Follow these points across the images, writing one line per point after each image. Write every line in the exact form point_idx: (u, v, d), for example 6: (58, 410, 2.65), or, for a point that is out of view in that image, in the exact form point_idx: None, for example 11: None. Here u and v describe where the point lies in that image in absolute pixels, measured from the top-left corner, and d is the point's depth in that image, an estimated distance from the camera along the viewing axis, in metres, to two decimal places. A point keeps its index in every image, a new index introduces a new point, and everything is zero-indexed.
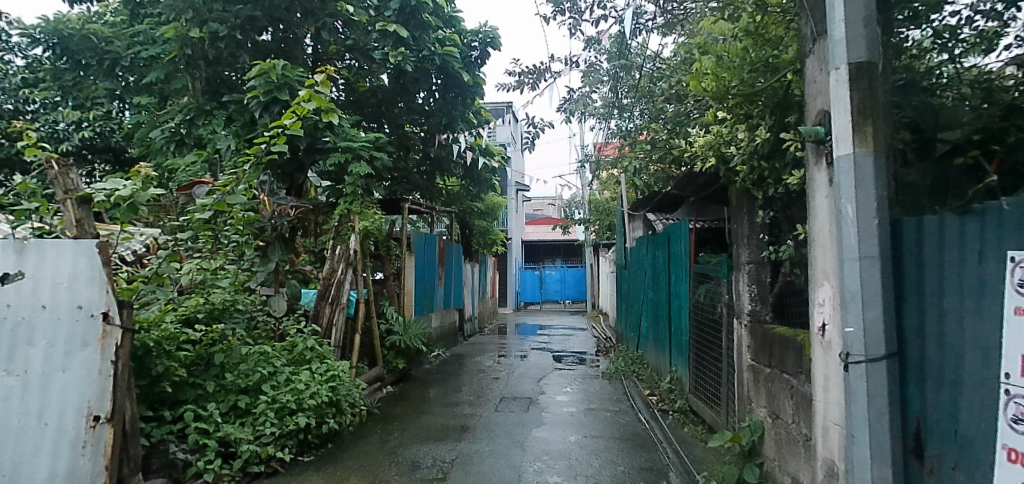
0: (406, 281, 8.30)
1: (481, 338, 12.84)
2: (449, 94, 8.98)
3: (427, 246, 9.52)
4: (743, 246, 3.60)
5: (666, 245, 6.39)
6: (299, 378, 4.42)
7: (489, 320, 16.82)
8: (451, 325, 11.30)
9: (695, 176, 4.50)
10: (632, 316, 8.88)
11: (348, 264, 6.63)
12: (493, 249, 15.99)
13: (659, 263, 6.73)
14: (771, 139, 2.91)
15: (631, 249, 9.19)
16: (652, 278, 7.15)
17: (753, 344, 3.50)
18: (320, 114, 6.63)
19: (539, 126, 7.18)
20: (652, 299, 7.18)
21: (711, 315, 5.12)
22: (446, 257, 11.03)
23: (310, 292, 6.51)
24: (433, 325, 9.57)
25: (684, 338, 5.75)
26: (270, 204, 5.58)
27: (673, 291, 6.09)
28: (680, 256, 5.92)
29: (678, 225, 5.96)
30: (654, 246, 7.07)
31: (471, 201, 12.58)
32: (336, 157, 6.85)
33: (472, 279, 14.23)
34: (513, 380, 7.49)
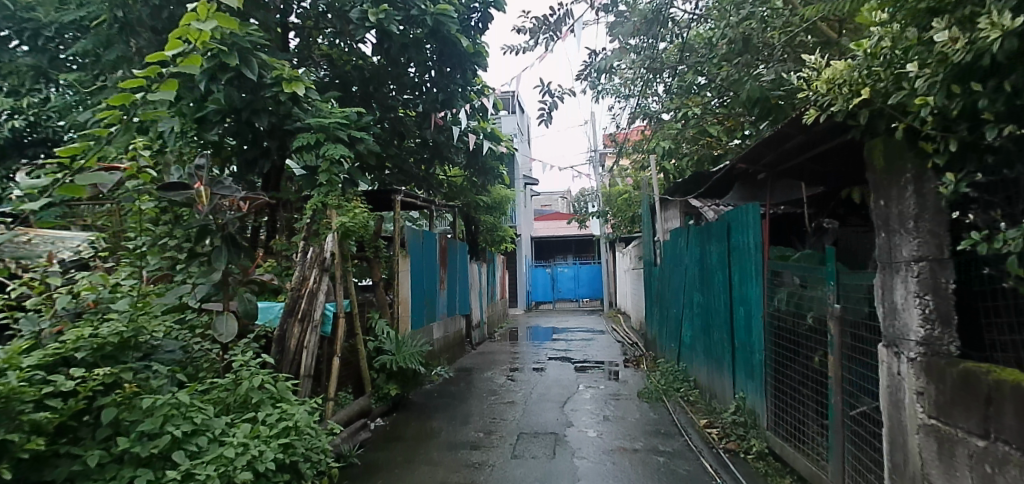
0: (400, 288, 7.00)
1: (491, 346, 11.53)
2: (446, 68, 7.65)
3: (427, 246, 8.19)
4: (906, 234, 2.27)
5: (723, 237, 4.99)
6: (234, 438, 3.18)
7: (498, 324, 15.50)
8: (456, 334, 9.98)
9: (790, 133, 3.16)
10: (667, 322, 7.53)
11: (323, 270, 5.36)
12: (502, 247, 14.66)
13: (713, 257, 5.33)
14: (1017, 33, 1.58)
15: (665, 241, 7.80)
16: (702, 277, 5.76)
17: (935, 393, 2.14)
18: (283, 84, 5.37)
19: (557, 96, 5.78)
20: (702, 303, 5.80)
21: (804, 325, 3.83)
22: (450, 257, 9.66)
23: (274, 307, 5.23)
24: (434, 337, 8.28)
25: (756, 358, 4.39)
26: (209, 196, 4.24)
27: (737, 295, 4.71)
28: (746, 249, 4.52)
29: (741, 210, 4.56)
30: (703, 236, 5.68)
31: (477, 194, 11.25)
32: (305, 139, 5.60)
33: (480, 280, 12.95)
34: (532, 406, 6.16)
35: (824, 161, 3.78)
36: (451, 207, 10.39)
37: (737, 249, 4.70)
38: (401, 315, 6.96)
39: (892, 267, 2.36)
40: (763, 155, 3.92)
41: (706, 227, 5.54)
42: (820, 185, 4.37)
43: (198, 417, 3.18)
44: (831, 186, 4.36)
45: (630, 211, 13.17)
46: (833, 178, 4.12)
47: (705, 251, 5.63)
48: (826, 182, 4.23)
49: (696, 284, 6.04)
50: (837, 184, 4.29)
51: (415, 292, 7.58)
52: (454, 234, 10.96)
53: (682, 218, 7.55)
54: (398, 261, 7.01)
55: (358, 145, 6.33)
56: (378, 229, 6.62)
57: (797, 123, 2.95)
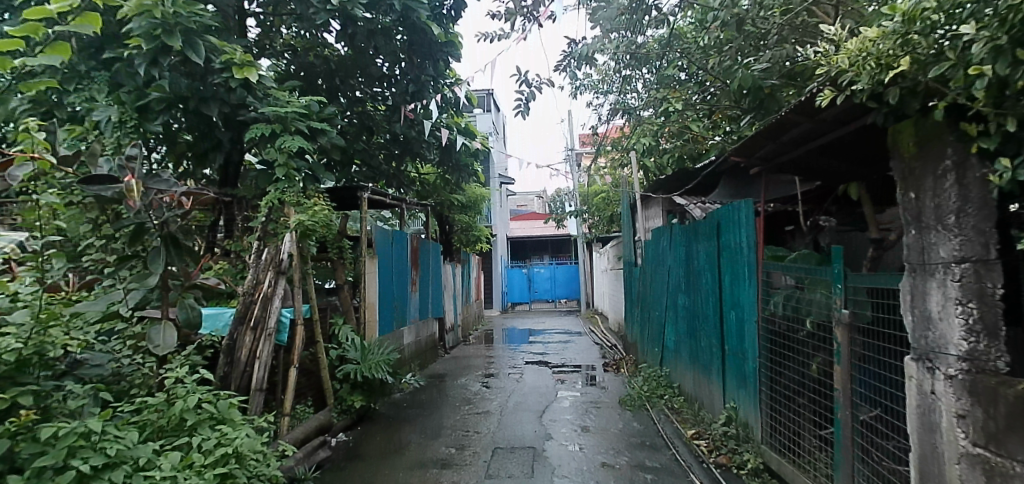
0: (367, 291, 6.53)
1: (466, 350, 11.12)
2: (416, 57, 7.20)
3: (397, 247, 7.72)
4: (946, 231, 1.95)
5: (713, 235, 4.67)
6: (158, 472, 2.66)
7: (474, 326, 15.10)
8: (429, 338, 9.54)
9: (796, 119, 2.84)
10: (649, 325, 7.23)
11: (278, 273, 4.87)
12: (477, 248, 14.24)
13: (701, 257, 5.01)
14: None
15: (647, 241, 7.49)
16: (688, 278, 5.44)
17: (983, 417, 1.81)
18: (232, 69, 4.84)
19: (535, 86, 5.41)
20: (687, 306, 5.48)
21: (805, 332, 3.53)
22: (422, 257, 9.21)
23: (223, 315, 4.74)
24: (405, 343, 7.83)
25: (750, 366, 4.08)
26: (142, 190, 3.71)
27: (727, 297, 4.40)
28: (739, 249, 4.21)
29: (733, 207, 4.24)
30: (689, 235, 5.37)
31: (451, 192, 10.81)
32: (258, 129, 5.07)
33: (455, 282, 12.54)
34: (509, 416, 5.77)
35: (825, 153, 3.50)
36: (424, 206, 9.92)
37: (728, 249, 4.38)
38: (368, 320, 6.49)
39: (926, 269, 2.04)
40: (759, 147, 3.63)
41: (693, 225, 5.22)
42: (817, 180, 4.09)
43: (113, 448, 2.62)
44: (829, 181, 4.09)
45: (609, 210, 12.86)
46: (832, 173, 3.85)
47: (692, 251, 5.31)
48: (824, 177, 3.96)
49: (681, 286, 5.73)
50: (835, 179, 4.02)
51: (384, 297, 7.12)
52: (427, 234, 10.50)
53: (665, 216, 7.25)
54: (365, 262, 6.54)
55: (321, 138, 5.84)
56: (342, 228, 6.15)
57: (806, 108, 2.64)
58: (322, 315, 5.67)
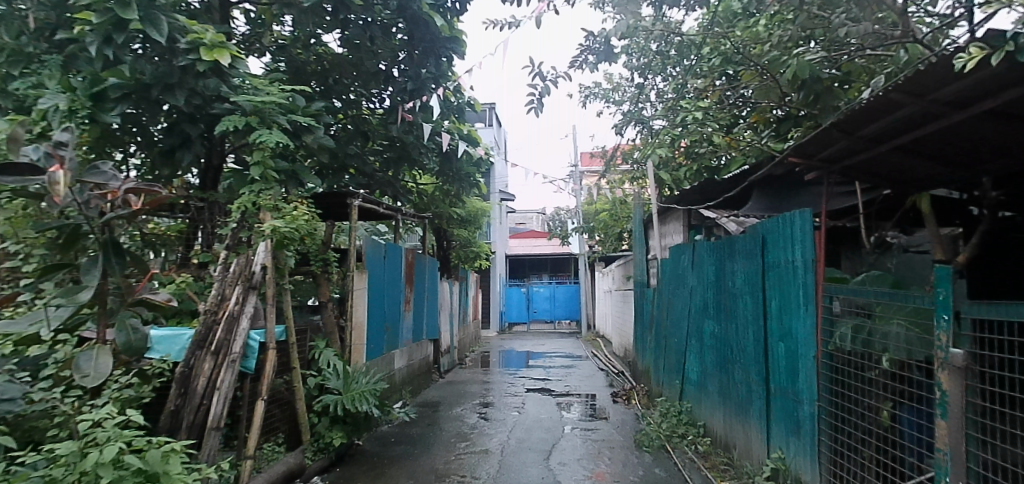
0: (355, 310, 5.83)
1: (462, 374, 10.39)
2: (416, 52, 6.66)
3: (390, 263, 7.03)
4: None
5: (754, 252, 4.02)
6: None
7: (470, 348, 14.37)
8: (422, 361, 8.82)
9: (893, 97, 2.24)
10: (665, 352, 6.55)
11: (248, 287, 4.21)
12: (476, 264, 13.54)
13: (737, 278, 4.34)
14: None
15: (665, 260, 6.85)
16: (717, 302, 4.78)
17: None
18: (200, 50, 4.26)
19: (550, 80, 4.77)
20: (717, 332, 4.80)
21: (878, 371, 2.87)
22: (418, 273, 8.53)
23: (182, 338, 4.05)
24: (396, 367, 7.11)
25: (804, 411, 3.39)
26: (69, 183, 3.02)
27: (774, 326, 3.72)
28: (791, 267, 3.55)
29: (785, 218, 3.59)
30: (721, 253, 4.71)
31: (450, 203, 10.19)
32: (233, 120, 4.43)
33: (452, 300, 11.84)
34: (511, 457, 5.05)
35: (905, 153, 2.92)
36: (421, 218, 9.25)
37: (776, 268, 3.72)
38: (355, 343, 5.77)
39: None
40: (823, 149, 3.05)
41: (726, 241, 4.57)
42: (884, 188, 3.50)
43: None
44: (898, 188, 3.50)
45: (616, 228, 12.24)
46: (905, 177, 3.26)
47: (724, 271, 4.65)
48: (894, 183, 3.37)
49: (708, 310, 5.05)
50: (906, 186, 3.43)
51: (375, 317, 6.41)
52: (424, 249, 9.81)
53: (686, 232, 6.61)
54: (354, 278, 5.85)
55: (306, 136, 5.22)
56: (328, 238, 5.48)
57: (912, 80, 2.05)
58: (300, 336, 4.97)
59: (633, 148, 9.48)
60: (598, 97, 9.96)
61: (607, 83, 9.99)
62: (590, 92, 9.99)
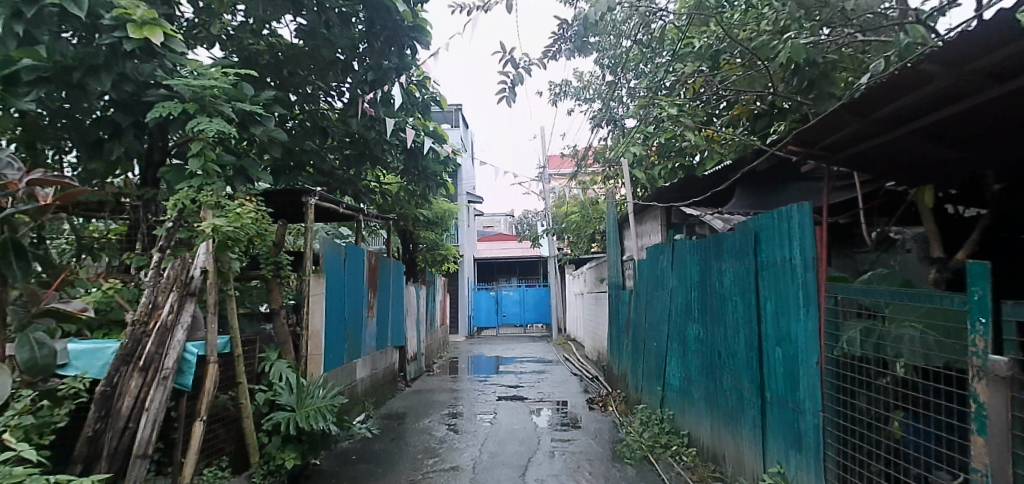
0: (311, 317, 5.33)
1: (429, 383, 9.91)
2: (378, 42, 6.12)
3: (351, 266, 6.54)
4: None
5: (745, 250, 3.75)
6: None
7: (437, 354, 13.86)
8: (386, 371, 8.31)
9: (921, 70, 1.99)
10: (644, 357, 6.26)
11: (185, 295, 3.69)
12: (443, 268, 13.07)
13: (725, 278, 4.06)
14: None
15: (642, 260, 6.56)
16: (703, 304, 4.50)
17: None
18: (128, 28, 3.74)
19: (523, 67, 4.38)
20: (703, 335, 4.53)
21: (892, 379, 2.59)
22: (381, 276, 8.04)
23: (105, 351, 3.49)
24: (358, 377, 6.61)
25: (807, 422, 3.11)
26: None
27: (771, 330, 3.44)
28: (789, 266, 3.27)
29: (782, 213, 3.31)
30: (706, 252, 4.43)
31: (415, 203, 9.72)
32: (169, 106, 3.91)
33: (418, 305, 11.35)
34: (484, 475, 4.63)
35: (920, 136, 2.68)
36: (385, 219, 8.74)
37: (772, 267, 3.45)
38: (312, 354, 5.27)
39: None
40: (831, 135, 2.78)
41: (712, 239, 4.30)
42: (886, 177, 3.26)
43: None
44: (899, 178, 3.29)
45: (588, 230, 11.97)
46: (911, 163, 3.03)
47: (709, 271, 4.37)
48: (899, 171, 3.14)
49: (692, 313, 4.78)
50: (909, 174, 3.20)
51: (334, 324, 5.93)
52: (388, 252, 9.31)
53: (665, 231, 6.34)
54: (310, 284, 5.33)
55: (254, 127, 4.71)
56: (280, 240, 4.97)
57: (950, 48, 1.79)
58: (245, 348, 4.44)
59: (606, 148, 9.20)
60: (569, 94, 9.65)
61: (578, 80, 9.69)
62: (561, 89, 9.69)
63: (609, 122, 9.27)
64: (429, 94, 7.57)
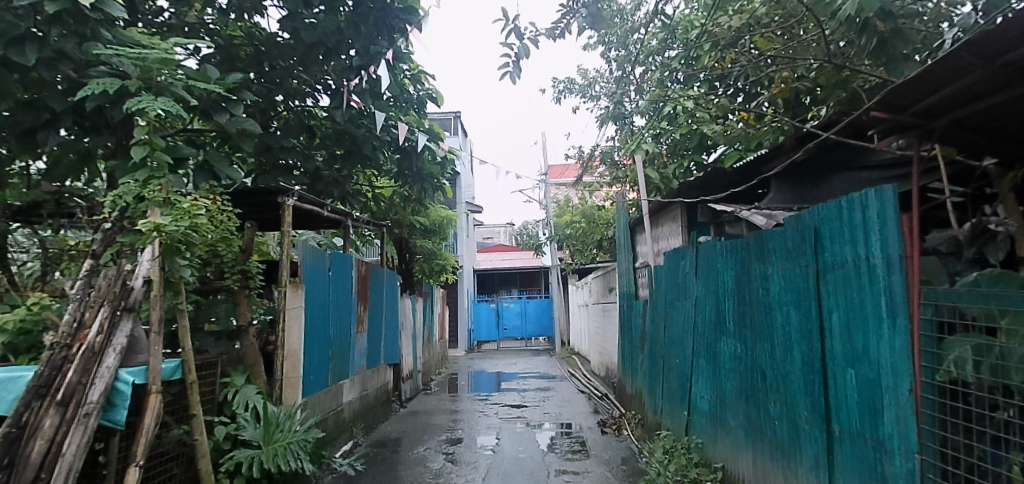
0: (289, 334, 4.67)
1: (426, 402, 9.23)
2: (367, 26, 5.40)
3: (337, 276, 5.87)
4: None
5: (800, 250, 3.09)
6: None
7: (436, 371, 13.17)
8: (380, 391, 7.65)
9: None
10: (664, 375, 5.58)
11: (121, 310, 3.03)
12: (441, 279, 12.42)
13: (771, 285, 3.42)
14: None
15: (661, 267, 5.91)
16: (740, 315, 3.86)
17: None
18: None
19: (528, 39, 3.78)
20: (741, 353, 3.88)
21: (1016, 413, 1.91)
22: (374, 288, 7.39)
23: (19, 381, 2.82)
24: (345, 401, 5.95)
25: (894, 467, 2.43)
26: None
27: (841, 348, 2.77)
28: (863, 267, 2.61)
29: (855, 202, 2.65)
30: (745, 255, 3.78)
31: (411, 209, 9.12)
32: (104, 82, 3.32)
33: (415, 319, 10.68)
34: None
35: None
36: (378, 226, 8.12)
37: (838, 269, 2.80)
38: (289, 376, 4.61)
39: None
40: (930, 95, 2.18)
41: (751, 240, 3.66)
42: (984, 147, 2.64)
43: None
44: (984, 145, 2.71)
45: (594, 235, 11.34)
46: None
47: (749, 276, 3.74)
48: (1005, 138, 2.51)
49: (726, 327, 4.13)
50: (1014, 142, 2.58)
51: (319, 341, 5.28)
52: (383, 261, 8.70)
53: (686, 233, 5.70)
54: (288, 295, 4.68)
55: (218, 115, 4.12)
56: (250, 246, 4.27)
57: None
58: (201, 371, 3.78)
59: (614, 148, 8.60)
60: (574, 92, 9.08)
61: (583, 77, 9.12)
62: (564, 87, 9.15)
63: (616, 120, 8.69)
64: (424, 89, 7.00)
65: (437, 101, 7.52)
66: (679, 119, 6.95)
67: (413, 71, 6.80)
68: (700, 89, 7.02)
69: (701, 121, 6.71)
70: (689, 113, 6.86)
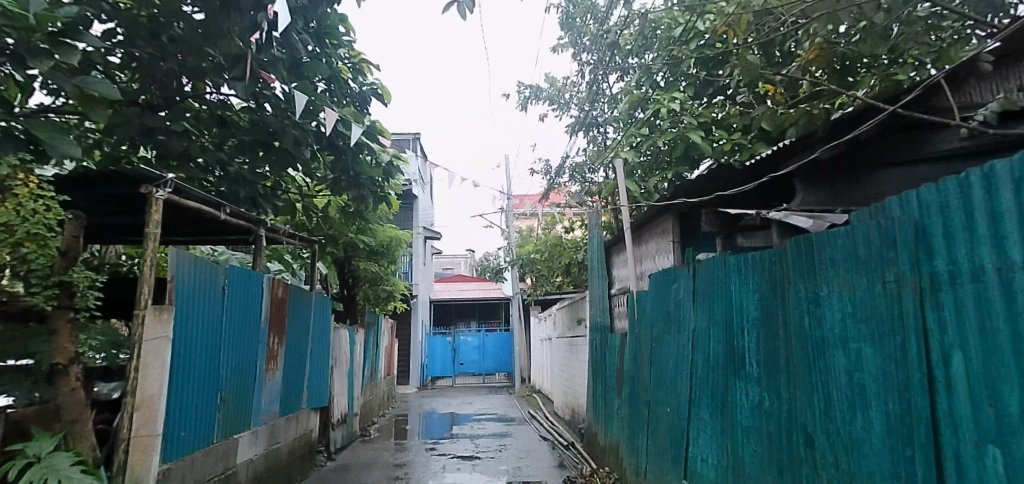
0: (144, 373, 3.29)
1: (362, 452, 7.83)
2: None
3: (237, 298, 4.57)
4: None
5: (883, 259, 2.04)
6: None
7: (380, 411, 11.71)
8: (299, 441, 6.27)
9: None
10: (650, 427, 4.46)
11: None
12: (388, 307, 11.10)
13: (825, 311, 2.37)
14: None
15: (645, 292, 4.87)
16: (771, 354, 2.80)
17: None
18: None
19: None
20: (771, 406, 2.81)
21: None
22: (297, 315, 6.08)
23: None
24: (239, 460, 4.58)
25: None
26: None
27: (974, 415, 1.64)
28: (1018, 278, 1.48)
29: (1006, 169, 1.55)
30: (780, 271, 2.73)
31: (352, 225, 7.87)
32: None
33: (355, 353, 9.33)
34: None
35: None
36: (310, 243, 7.14)
37: (963, 283, 1.69)
38: (138, 435, 3.22)
39: None
40: None
41: (790, 248, 2.63)
42: None
43: None
44: None
45: (561, 263, 10.28)
46: None
47: (785, 300, 2.69)
48: None
49: (744, 369, 3.07)
50: None
51: (202, 381, 3.97)
52: (314, 284, 7.41)
53: (678, 252, 4.69)
54: (147, 321, 3.33)
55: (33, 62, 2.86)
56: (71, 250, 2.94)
57: None
58: None
59: (585, 162, 7.67)
60: (542, 101, 8.17)
61: (551, 85, 8.24)
62: (530, 94, 8.20)
63: (587, 130, 7.79)
64: (368, 82, 5.90)
65: (384, 97, 6.42)
66: (662, 125, 6.04)
67: (354, 59, 5.69)
68: (684, 94, 6.17)
69: (688, 127, 5.82)
70: (673, 119, 5.99)
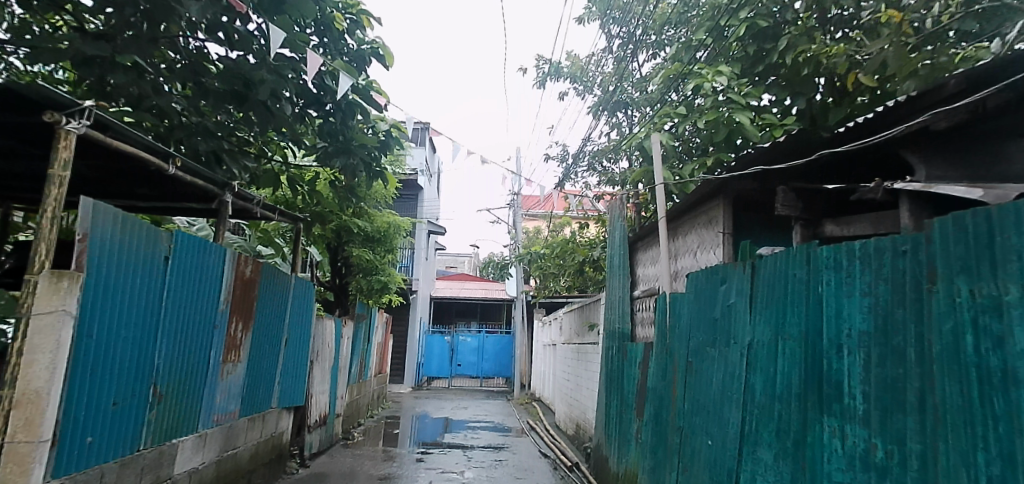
0: (30, 361, 2.46)
1: (340, 459, 7.02)
2: None
3: (185, 274, 3.75)
4: None
5: None
6: None
7: (368, 412, 10.91)
8: (264, 446, 5.46)
9: None
10: (682, 461, 3.61)
11: None
12: (383, 300, 10.30)
13: (1012, 325, 1.50)
14: None
15: (680, 295, 4.03)
16: (895, 386, 1.93)
17: None
18: None
19: None
20: (887, 459, 1.94)
21: None
22: (269, 301, 5.27)
23: None
24: (174, 470, 3.76)
25: None
26: None
27: None
28: None
29: None
30: (919, 267, 1.87)
31: (346, 206, 7.05)
32: None
33: (343, 347, 8.53)
34: None
35: None
36: (296, 221, 6.27)
37: None
38: (14, 443, 2.40)
39: None
40: None
41: (944, 234, 1.76)
42: None
43: None
44: None
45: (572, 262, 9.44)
46: None
47: (925, 308, 1.83)
48: None
49: (842, 403, 2.20)
50: None
51: (124, 371, 3.13)
52: (298, 268, 6.57)
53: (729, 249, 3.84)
54: (39, 290, 2.52)
55: None
56: None
57: None
58: None
59: (608, 148, 6.83)
60: (562, 78, 7.34)
61: (574, 62, 7.41)
62: (550, 71, 7.39)
63: (612, 113, 6.97)
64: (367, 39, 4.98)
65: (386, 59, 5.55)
66: (704, 104, 5.21)
67: (352, 9, 4.82)
68: (731, 69, 5.33)
69: (736, 107, 4.99)
70: (716, 98, 5.15)
